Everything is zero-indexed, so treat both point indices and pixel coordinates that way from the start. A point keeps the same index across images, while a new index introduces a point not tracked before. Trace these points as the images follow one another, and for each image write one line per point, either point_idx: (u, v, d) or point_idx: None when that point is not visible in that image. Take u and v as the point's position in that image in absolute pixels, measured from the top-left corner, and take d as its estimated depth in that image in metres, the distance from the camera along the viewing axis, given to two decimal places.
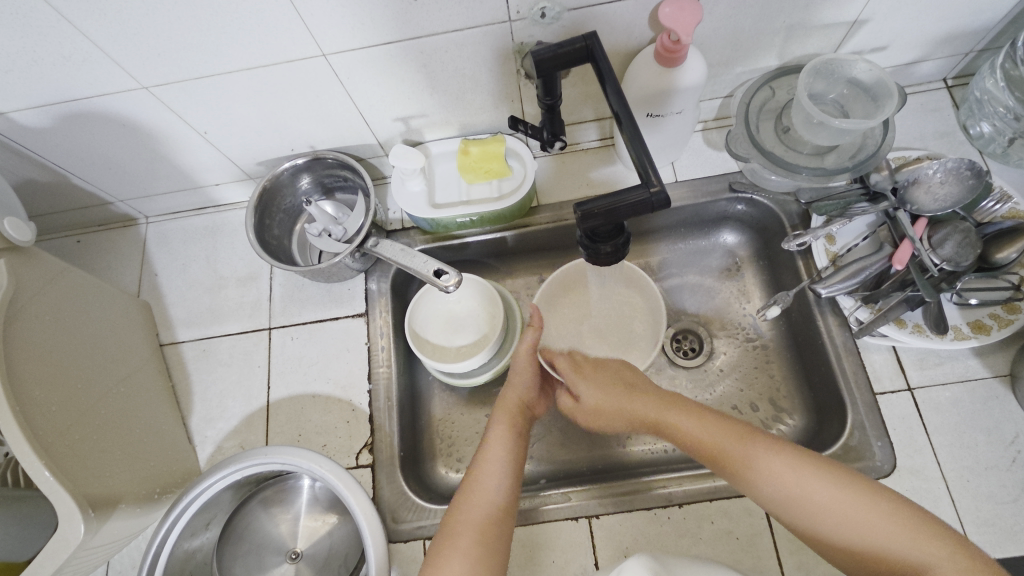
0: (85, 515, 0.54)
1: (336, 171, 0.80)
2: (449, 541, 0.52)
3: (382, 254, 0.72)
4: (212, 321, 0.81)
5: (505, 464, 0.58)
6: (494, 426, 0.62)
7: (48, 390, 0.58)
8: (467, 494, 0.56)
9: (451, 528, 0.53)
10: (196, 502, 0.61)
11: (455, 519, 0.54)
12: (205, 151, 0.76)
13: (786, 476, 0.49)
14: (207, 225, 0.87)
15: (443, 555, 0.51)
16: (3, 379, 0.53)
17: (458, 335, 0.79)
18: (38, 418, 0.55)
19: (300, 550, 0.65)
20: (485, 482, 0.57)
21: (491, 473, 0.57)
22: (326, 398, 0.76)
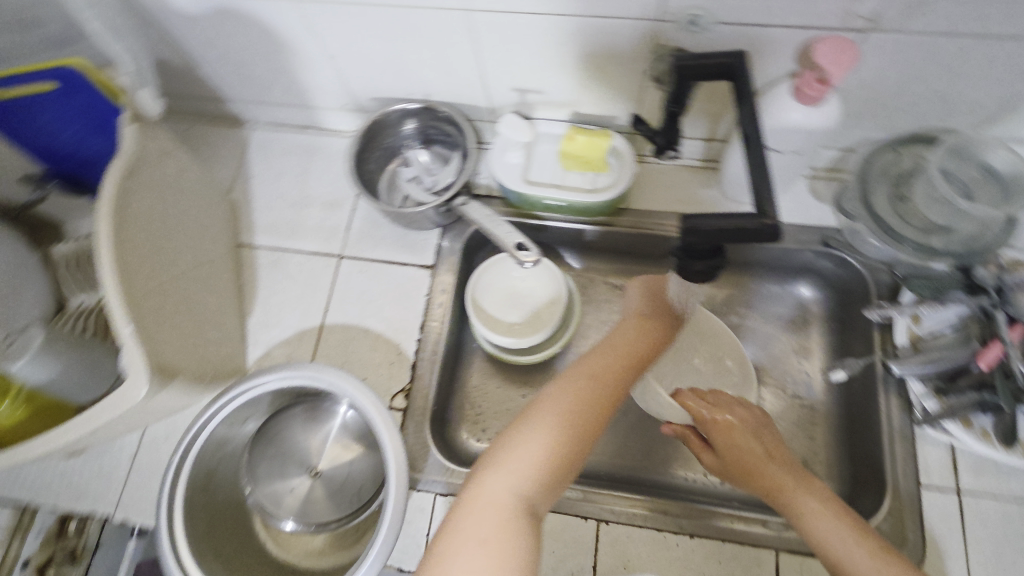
0: (149, 381, 0.57)
1: (442, 124, 0.81)
2: (519, 445, 0.54)
3: (468, 215, 0.74)
4: (290, 236, 0.84)
5: (601, 387, 0.60)
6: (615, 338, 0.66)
7: (146, 257, 0.62)
8: (552, 401, 0.57)
9: (529, 428, 0.55)
10: (243, 396, 0.64)
11: (533, 421, 0.56)
12: (326, 75, 0.78)
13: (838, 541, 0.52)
14: (306, 144, 0.90)
15: (530, 447, 0.54)
16: (114, 236, 0.57)
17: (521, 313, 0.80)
18: (137, 278, 0.59)
19: (321, 469, 0.68)
20: (575, 401, 0.57)
21: (586, 386, 0.59)
22: (376, 336, 0.78)
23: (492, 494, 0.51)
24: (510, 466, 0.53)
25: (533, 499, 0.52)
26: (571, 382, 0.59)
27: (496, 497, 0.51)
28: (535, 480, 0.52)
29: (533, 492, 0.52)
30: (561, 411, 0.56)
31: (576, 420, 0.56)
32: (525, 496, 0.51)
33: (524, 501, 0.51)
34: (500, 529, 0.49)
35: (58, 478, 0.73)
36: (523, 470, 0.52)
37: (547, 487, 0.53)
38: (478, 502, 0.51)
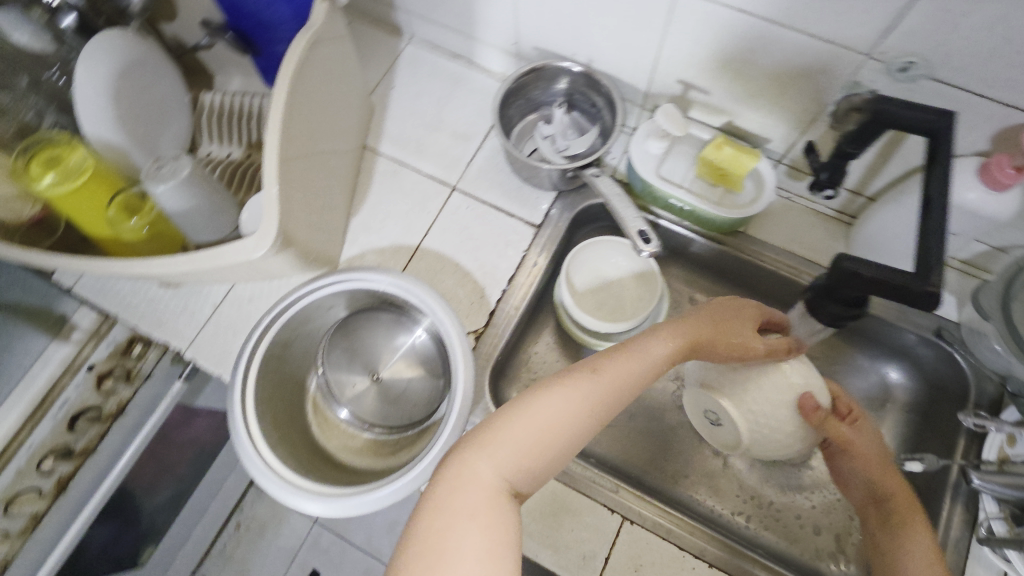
0: (271, 244, 0.60)
1: (592, 93, 0.80)
2: (532, 417, 0.43)
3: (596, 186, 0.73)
4: (413, 153, 0.86)
5: (650, 370, 0.50)
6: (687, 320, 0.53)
7: (301, 129, 0.64)
8: (580, 378, 0.46)
9: (546, 395, 0.44)
10: (340, 286, 0.66)
11: (551, 390, 0.45)
12: (502, 12, 0.78)
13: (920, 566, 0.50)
14: (453, 72, 0.90)
15: (535, 413, 0.44)
16: (283, 99, 0.59)
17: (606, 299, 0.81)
18: (291, 148, 0.62)
19: (382, 376, 0.71)
20: (612, 382, 0.47)
21: (630, 372, 0.48)
22: (466, 273, 0.79)
23: (477, 467, 0.41)
24: (506, 439, 0.43)
25: (525, 480, 0.42)
26: (608, 357, 0.49)
27: (491, 474, 0.41)
28: (529, 461, 0.42)
29: (532, 472, 0.43)
30: (591, 391, 0.46)
31: (599, 405, 0.45)
32: (513, 476, 0.42)
33: (509, 481, 0.41)
34: (484, 504, 0.39)
35: (145, 301, 0.78)
36: (516, 445, 0.42)
37: (548, 465, 0.44)
38: (459, 476, 0.41)
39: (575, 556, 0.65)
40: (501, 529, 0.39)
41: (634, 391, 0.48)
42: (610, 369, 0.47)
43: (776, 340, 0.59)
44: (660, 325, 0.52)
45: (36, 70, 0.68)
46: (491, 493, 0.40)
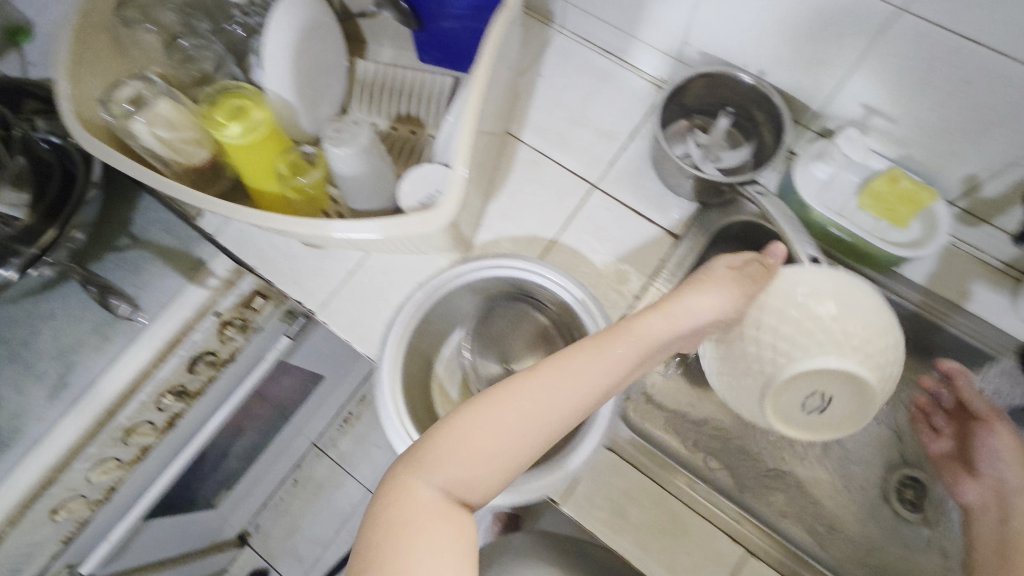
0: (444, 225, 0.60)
1: (754, 108, 0.76)
2: (469, 436, 0.44)
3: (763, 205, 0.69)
4: (554, 145, 0.85)
5: (604, 380, 0.49)
6: (636, 324, 0.53)
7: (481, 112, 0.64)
8: (511, 390, 0.46)
9: (483, 412, 0.45)
10: (493, 274, 0.66)
11: (485, 404, 0.46)
12: (678, 14, 0.75)
13: None
14: (603, 68, 0.88)
15: (474, 437, 0.44)
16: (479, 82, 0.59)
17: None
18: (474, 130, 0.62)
19: (513, 366, 0.71)
20: (547, 391, 0.47)
21: (559, 376, 0.48)
22: (600, 275, 0.78)
23: (417, 496, 0.42)
24: (438, 459, 0.44)
25: (475, 486, 0.44)
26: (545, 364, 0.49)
27: (434, 485, 0.42)
28: (472, 468, 0.44)
29: (482, 481, 0.44)
30: (524, 399, 0.46)
31: (540, 417, 0.46)
32: (460, 491, 0.43)
33: (455, 493, 0.43)
34: (442, 514, 0.41)
35: (284, 259, 0.79)
36: (455, 457, 0.44)
37: (499, 471, 0.45)
38: (397, 505, 0.41)
39: None
40: (455, 531, 0.41)
41: (582, 397, 0.48)
42: (548, 372, 0.48)
43: (753, 268, 0.59)
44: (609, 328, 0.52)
45: (219, 20, 0.69)
46: (438, 512, 0.41)
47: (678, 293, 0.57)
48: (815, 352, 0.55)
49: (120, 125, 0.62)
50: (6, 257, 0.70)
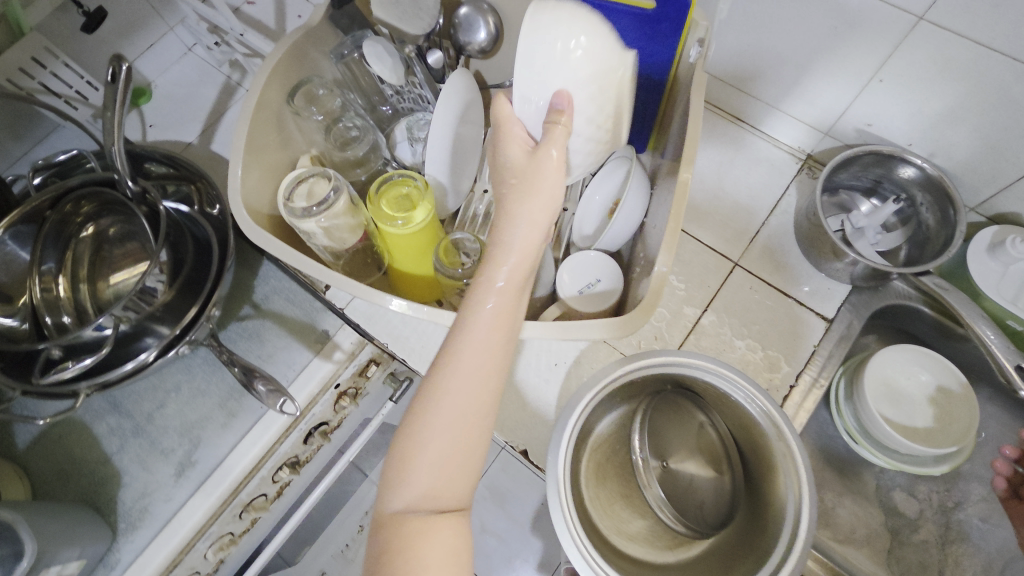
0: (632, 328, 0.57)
1: (909, 188, 0.74)
2: (425, 428, 0.49)
3: (946, 301, 0.65)
4: (691, 220, 0.82)
5: (482, 332, 0.51)
6: (496, 261, 0.53)
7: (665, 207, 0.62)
8: (440, 390, 0.50)
9: (426, 423, 0.49)
10: (659, 369, 0.64)
11: (417, 409, 0.50)
12: (836, 92, 0.73)
13: None
14: (735, 138, 0.86)
15: (420, 434, 0.49)
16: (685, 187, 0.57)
17: (910, 416, 0.74)
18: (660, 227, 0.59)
19: (669, 462, 0.69)
20: (465, 372, 0.50)
21: (463, 349, 0.51)
22: (748, 360, 0.74)
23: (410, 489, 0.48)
24: (415, 451, 0.49)
25: (453, 502, 0.49)
26: (464, 333, 0.51)
27: (397, 507, 0.48)
28: (445, 476, 0.49)
29: (456, 485, 0.49)
30: (459, 394, 0.49)
31: (463, 400, 0.49)
32: (437, 491, 0.48)
33: (426, 501, 0.48)
34: (422, 526, 0.47)
35: (416, 337, 0.76)
36: (418, 460, 0.48)
37: (467, 478, 0.50)
38: (392, 501, 0.48)
39: None
40: (444, 539, 0.47)
41: (487, 364, 0.51)
42: (469, 348, 0.50)
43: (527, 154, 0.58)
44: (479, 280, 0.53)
45: (373, 99, 0.71)
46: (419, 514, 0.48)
47: (515, 189, 0.56)
48: (564, 53, 0.54)
49: (296, 222, 0.57)
50: (143, 337, 0.71)
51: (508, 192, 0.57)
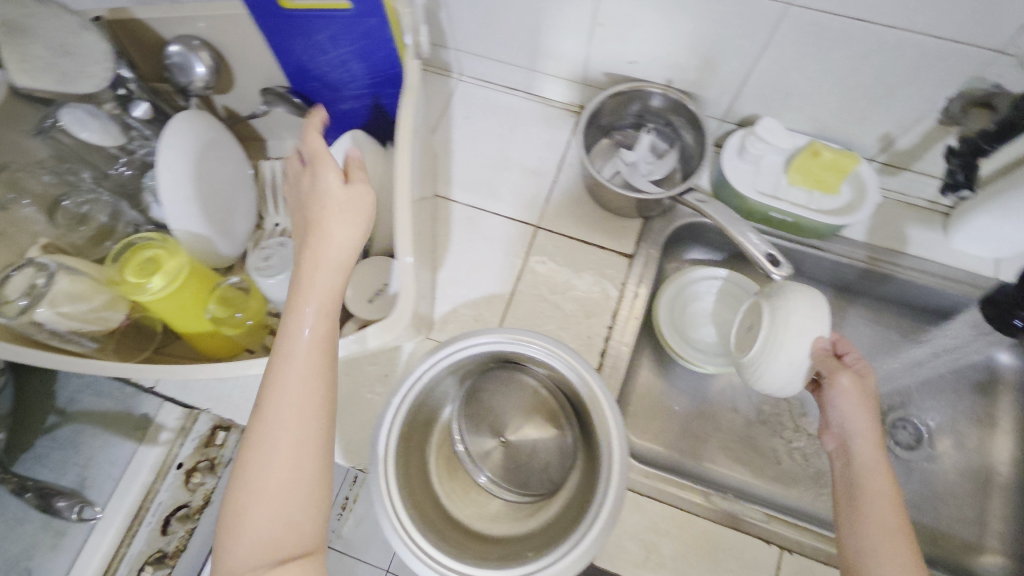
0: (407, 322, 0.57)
1: (667, 115, 0.78)
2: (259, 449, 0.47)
3: (706, 212, 0.70)
4: (486, 195, 0.83)
5: (301, 344, 0.49)
6: (306, 278, 0.50)
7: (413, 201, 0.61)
8: (270, 428, 0.47)
9: (260, 465, 0.46)
10: (463, 350, 0.64)
11: (247, 467, 0.47)
12: (576, 42, 0.75)
13: (881, 484, 0.54)
14: (511, 107, 0.88)
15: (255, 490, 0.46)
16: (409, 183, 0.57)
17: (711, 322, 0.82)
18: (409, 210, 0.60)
19: (509, 438, 0.67)
20: (296, 405, 0.47)
21: (291, 369, 0.48)
22: (567, 315, 0.76)
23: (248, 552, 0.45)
24: (252, 513, 0.45)
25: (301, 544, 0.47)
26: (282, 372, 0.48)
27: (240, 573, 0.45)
28: (278, 498, 0.46)
29: (303, 530, 0.47)
30: (293, 432, 0.47)
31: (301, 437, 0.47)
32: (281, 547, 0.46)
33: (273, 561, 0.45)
34: None
35: (237, 392, 0.73)
36: (254, 488, 0.46)
37: (306, 499, 0.47)
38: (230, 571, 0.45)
39: None
40: None
41: (319, 394, 0.49)
42: (290, 390, 0.48)
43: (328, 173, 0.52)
44: (294, 294, 0.50)
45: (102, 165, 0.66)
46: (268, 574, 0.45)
47: (331, 199, 0.51)
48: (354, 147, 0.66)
49: (18, 324, 0.52)
50: None
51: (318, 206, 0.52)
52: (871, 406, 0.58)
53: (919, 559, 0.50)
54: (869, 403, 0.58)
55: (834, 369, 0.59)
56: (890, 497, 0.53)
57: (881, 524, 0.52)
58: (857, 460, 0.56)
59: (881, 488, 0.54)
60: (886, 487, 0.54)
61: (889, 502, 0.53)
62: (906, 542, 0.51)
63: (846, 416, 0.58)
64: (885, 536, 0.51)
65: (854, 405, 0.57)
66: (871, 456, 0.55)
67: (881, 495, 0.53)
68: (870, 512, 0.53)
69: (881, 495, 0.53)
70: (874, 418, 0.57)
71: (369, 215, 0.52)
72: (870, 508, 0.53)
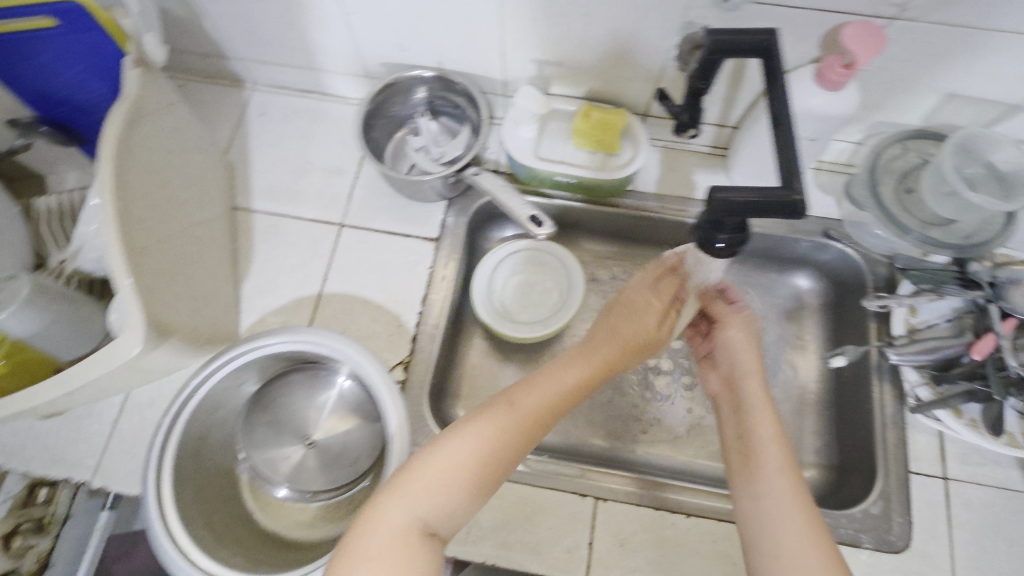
0: (143, 339, 0.53)
1: (452, 95, 0.79)
2: (446, 450, 0.49)
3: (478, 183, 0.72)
4: (287, 201, 0.81)
5: (578, 377, 0.55)
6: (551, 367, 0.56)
7: (146, 214, 0.57)
8: (439, 453, 0.49)
9: (416, 484, 0.47)
10: (241, 357, 0.62)
11: (401, 481, 0.48)
12: (338, 34, 0.74)
13: (761, 411, 0.58)
14: (308, 108, 0.86)
15: (402, 490, 0.47)
16: (115, 196, 0.53)
17: (520, 291, 0.83)
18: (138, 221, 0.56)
19: (315, 440, 0.66)
20: (502, 425, 0.51)
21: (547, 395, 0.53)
22: (376, 307, 0.76)
23: (377, 539, 0.45)
24: (380, 518, 0.46)
25: (423, 558, 0.45)
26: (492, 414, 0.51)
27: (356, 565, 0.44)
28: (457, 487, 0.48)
29: (421, 552, 0.45)
30: (448, 454, 0.49)
31: (451, 467, 0.48)
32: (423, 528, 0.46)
33: (415, 531, 0.46)
34: (397, 556, 0.44)
35: (33, 441, 0.70)
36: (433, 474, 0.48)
37: (445, 497, 0.47)
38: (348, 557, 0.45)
39: (558, 552, 0.65)
40: (413, 566, 0.44)
41: (524, 419, 0.51)
42: (479, 426, 0.50)
43: (664, 283, 0.64)
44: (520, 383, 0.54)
45: None
46: (400, 545, 0.45)
47: (627, 300, 0.63)
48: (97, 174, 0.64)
49: None
50: None
51: (642, 303, 0.62)
52: (755, 346, 0.64)
53: (790, 458, 0.54)
54: (748, 339, 0.64)
55: (726, 320, 0.65)
56: (774, 425, 0.57)
57: (762, 444, 0.56)
58: (747, 400, 0.60)
59: (759, 415, 0.58)
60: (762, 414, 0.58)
61: (768, 424, 0.57)
62: (779, 453, 0.55)
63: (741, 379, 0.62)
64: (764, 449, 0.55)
65: (738, 348, 0.64)
66: (754, 391, 0.60)
67: (757, 410, 0.59)
68: (751, 437, 0.57)
69: (753, 431, 0.57)
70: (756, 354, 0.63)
71: (637, 336, 0.60)
72: (752, 433, 0.57)
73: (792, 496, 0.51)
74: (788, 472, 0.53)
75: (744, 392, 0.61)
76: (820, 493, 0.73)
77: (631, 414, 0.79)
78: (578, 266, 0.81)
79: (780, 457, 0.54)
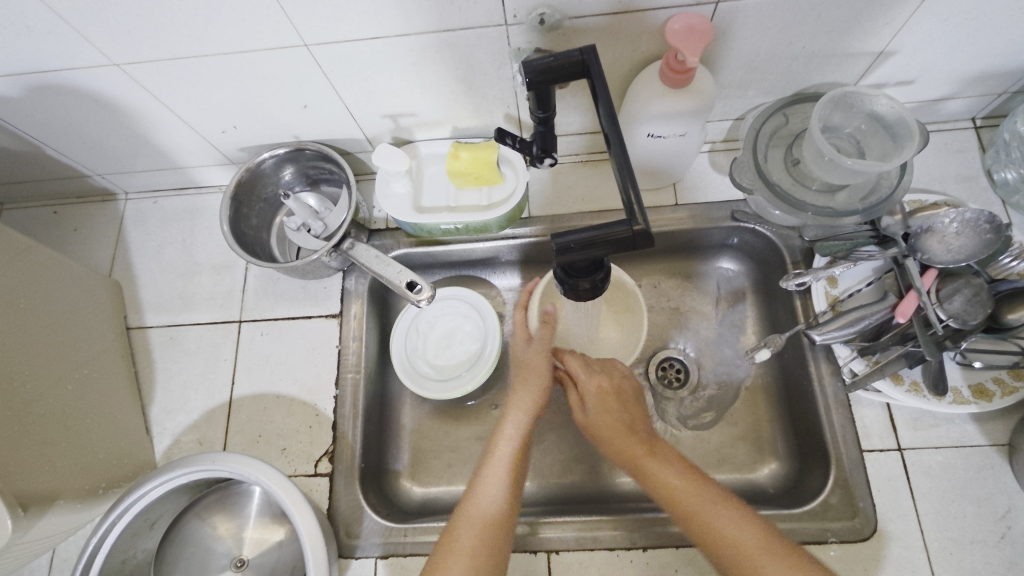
0: (14, 512, 0.53)
1: (320, 164, 0.74)
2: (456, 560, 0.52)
3: (358, 259, 0.69)
4: (182, 308, 0.78)
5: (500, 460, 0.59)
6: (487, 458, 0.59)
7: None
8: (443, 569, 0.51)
9: None
10: (136, 503, 0.58)
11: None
12: (184, 133, 0.71)
13: (666, 469, 0.57)
14: (186, 207, 0.83)
15: None
16: None
17: (446, 347, 0.78)
18: None
19: (246, 557, 0.63)
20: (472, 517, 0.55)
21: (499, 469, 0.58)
22: (291, 400, 0.73)
23: None
24: None
25: None
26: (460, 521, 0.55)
27: None
28: (492, 557, 0.53)
29: None
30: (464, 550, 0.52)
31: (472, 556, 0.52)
32: None
33: None
34: None
35: None
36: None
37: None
38: None
39: None
40: None
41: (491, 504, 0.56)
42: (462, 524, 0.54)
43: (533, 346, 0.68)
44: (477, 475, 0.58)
45: None
46: None
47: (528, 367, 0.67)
48: None
49: None
50: None
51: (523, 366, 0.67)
52: (615, 400, 0.64)
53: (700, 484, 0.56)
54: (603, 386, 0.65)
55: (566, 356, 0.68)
56: (670, 467, 0.57)
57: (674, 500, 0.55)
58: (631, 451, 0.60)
59: (657, 468, 0.57)
60: (654, 464, 0.58)
61: (661, 473, 0.57)
62: (693, 496, 0.55)
63: (610, 430, 0.62)
64: (666, 481, 0.56)
65: (597, 402, 0.64)
66: (643, 446, 0.59)
67: (645, 458, 0.58)
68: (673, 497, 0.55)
69: (659, 481, 0.56)
70: (624, 405, 0.64)
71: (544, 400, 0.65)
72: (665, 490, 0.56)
73: (733, 523, 0.52)
74: (718, 504, 0.54)
75: (632, 456, 0.59)
76: (785, 486, 0.69)
77: (578, 447, 0.74)
78: (484, 299, 0.79)
79: (697, 501, 0.54)
